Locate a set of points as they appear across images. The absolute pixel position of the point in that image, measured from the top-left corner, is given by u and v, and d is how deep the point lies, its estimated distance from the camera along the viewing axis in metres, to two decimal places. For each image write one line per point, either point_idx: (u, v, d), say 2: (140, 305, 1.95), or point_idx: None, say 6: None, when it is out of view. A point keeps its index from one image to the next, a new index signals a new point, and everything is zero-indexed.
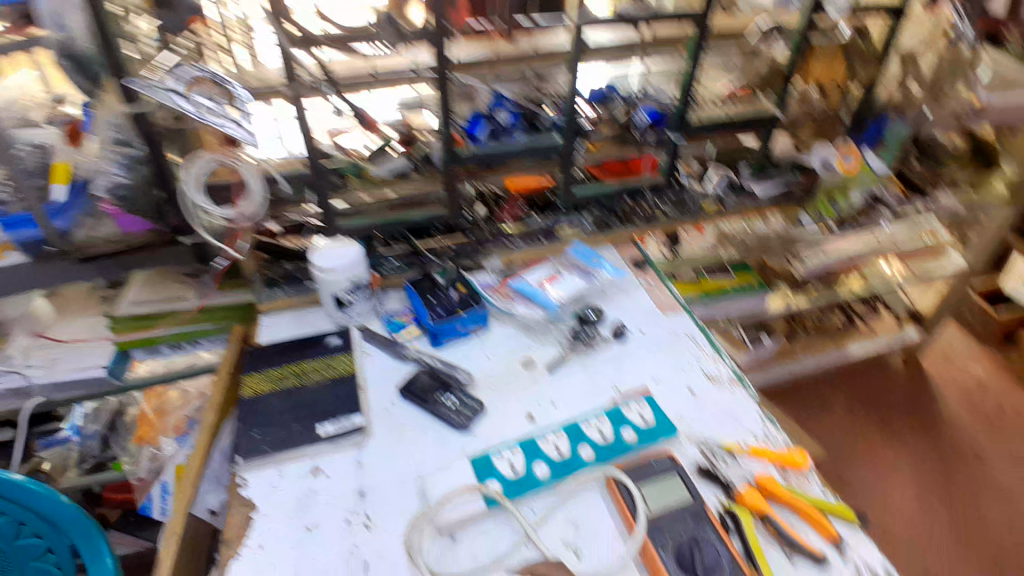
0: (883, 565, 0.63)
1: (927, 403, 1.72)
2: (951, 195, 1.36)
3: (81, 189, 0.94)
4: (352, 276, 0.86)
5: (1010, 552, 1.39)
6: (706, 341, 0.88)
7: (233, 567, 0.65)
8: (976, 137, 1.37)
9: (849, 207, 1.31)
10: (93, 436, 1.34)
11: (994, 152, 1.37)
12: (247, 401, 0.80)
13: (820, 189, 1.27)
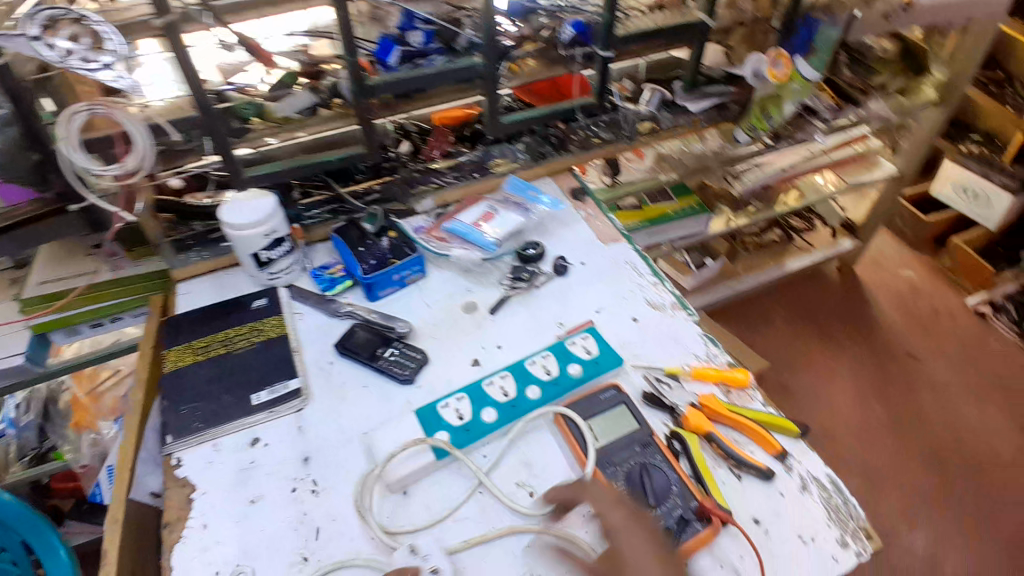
0: (823, 472, 0.67)
1: (863, 310, 1.81)
2: (882, 102, 1.36)
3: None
4: (267, 229, 0.80)
5: (942, 440, 1.50)
6: (647, 267, 0.88)
7: (175, 550, 0.62)
8: (905, 40, 1.37)
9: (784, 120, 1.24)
10: (30, 428, 1.23)
11: (923, 55, 1.39)
12: (172, 375, 0.75)
13: (755, 102, 1.22)
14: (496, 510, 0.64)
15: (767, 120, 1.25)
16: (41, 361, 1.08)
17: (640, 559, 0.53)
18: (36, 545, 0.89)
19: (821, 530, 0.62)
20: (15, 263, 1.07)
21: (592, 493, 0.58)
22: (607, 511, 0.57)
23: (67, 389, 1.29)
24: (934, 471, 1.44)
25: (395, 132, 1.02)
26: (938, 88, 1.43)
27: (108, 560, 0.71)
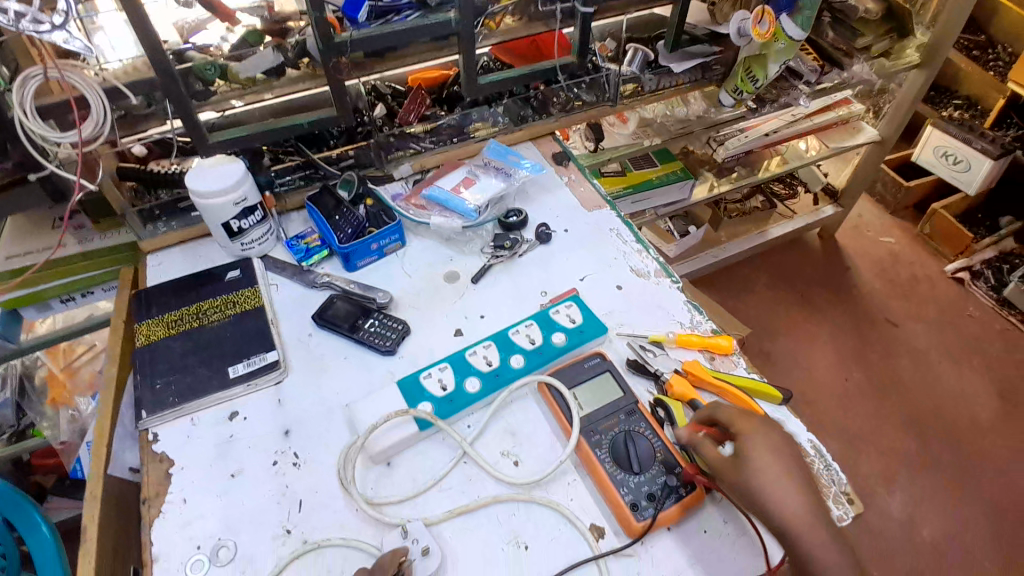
0: (806, 438, 0.68)
1: (842, 276, 1.84)
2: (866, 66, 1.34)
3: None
4: (235, 198, 0.76)
5: (917, 401, 1.54)
6: (631, 234, 0.86)
7: (155, 524, 0.61)
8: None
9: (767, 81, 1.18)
10: (6, 405, 1.22)
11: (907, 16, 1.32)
12: (144, 349, 0.73)
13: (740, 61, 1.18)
14: (481, 479, 0.64)
15: (751, 83, 1.19)
16: (14, 335, 1.09)
17: (768, 464, 0.57)
18: (19, 522, 0.90)
19: None
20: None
21: (721, 410, 0.62)
22: (739, 420, 0.60)
23: (42, 365, 1.26)
24: (913, 434, 1.48)
25: (369, 95, 0.96)
26: (921, 51, 1.41)
27: (88, 536, 0.69)
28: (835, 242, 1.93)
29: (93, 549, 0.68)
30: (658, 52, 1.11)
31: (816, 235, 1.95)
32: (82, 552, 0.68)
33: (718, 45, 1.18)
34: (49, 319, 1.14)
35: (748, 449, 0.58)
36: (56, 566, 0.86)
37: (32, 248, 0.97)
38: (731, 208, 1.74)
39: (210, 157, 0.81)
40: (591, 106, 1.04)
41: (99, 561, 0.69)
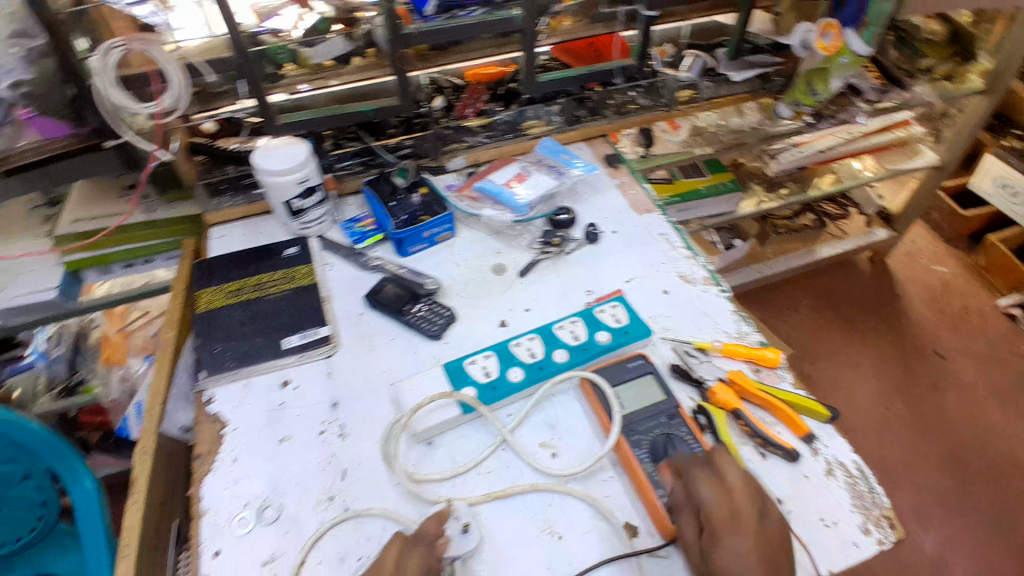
0: (850, 458, 0.66)
1: (888, 302, 1.78)
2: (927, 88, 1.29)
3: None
4: (300, 177, 0.79)
5: (956, 438, 1.48)
6: (680, 239, 0.86)
7: (207, 481, 0.64)
8: (954, 23, 1.33)
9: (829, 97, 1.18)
10: (60, 361, 1.28)
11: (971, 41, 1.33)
12: (204, 314, 0.77)
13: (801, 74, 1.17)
14: (519, 467, 0.65)
15: (812, 94, 1.16)
16: (72, 297, 1.07)
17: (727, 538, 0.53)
18: (64, 472, 0.84)
19: (844, 516, 0.62)
20: (49, 201, 1.10)
21: (698, 482, 0.56)
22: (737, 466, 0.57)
23: (99, 326, 1.33)
24: (951, 473, 1.42)
25: (429, 88, 1.00)
26: (985, 76, 1.34)
27: (137, 486, 0.73)
28: (885, 266, 1.88)
29: (142, 499, 0.72)
30: (718, 59, 1.14)
31: (866, 257, 1.89)
32: (132, 501, 0.72)
33: (781, 56, 1.19)
34: (108, 282, 1.15)
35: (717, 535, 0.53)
36: (99, 524, 0.86)
37: (100, 213, 1.03)
38: (778, 223, 1.72)
39: (276, 136, 0.84)
40: (649, 109, 1.06)
41: (146, 510, 0.72)
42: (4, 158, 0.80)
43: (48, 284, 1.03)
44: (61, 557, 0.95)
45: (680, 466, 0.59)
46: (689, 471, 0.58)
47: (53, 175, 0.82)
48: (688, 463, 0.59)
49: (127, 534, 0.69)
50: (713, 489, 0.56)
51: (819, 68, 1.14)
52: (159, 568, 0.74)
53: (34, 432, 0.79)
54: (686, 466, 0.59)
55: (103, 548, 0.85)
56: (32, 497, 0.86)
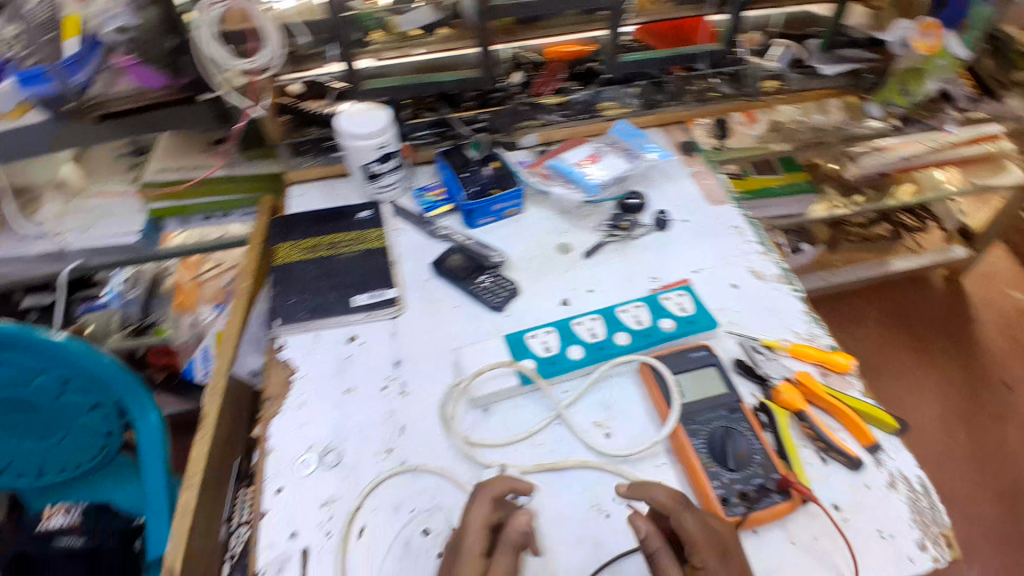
0: (915, 473, 0.63)
1: (960, 324, 1.68)
2: None
3: (93, 43, 0.83)
4: (379, 142, 0.81)
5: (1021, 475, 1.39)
6: (754, 234, 0.84)
7: (275, 421, 0.68)
8: None
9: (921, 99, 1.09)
10: (134, 303, 1.38)
11: None
12: (281, 268, 0.81)
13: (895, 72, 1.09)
14: (572, 443, 0.65)
15: (904, 94, 1.09)
16: (155, 242, 1.13)
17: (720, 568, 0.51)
18: (133, 407, 0.84)
19: (902, 529, 0.60)
20: (135, 149, 1.19)
21: (683, 519, 0.53)
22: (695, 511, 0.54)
23: (173, 274, 1.41)
24: (1007, 508, 1.34)
25: (509, 63, 1.01)
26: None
27: (206, 422, 0.78)
28: (960, 286, 1.77)
29: (209, 434, 0.76)
30: (809, 50, 1.10)
31: (940, 275, 1.79)
32: (199, 436, 0.76)
33: (876, 52, 1.11)
34: (184, 232, 1.15)
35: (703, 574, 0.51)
36: (161, 459, 0.86)
37: (185, 165, 1.09)
38: (852, 231, 1.63)
39: (361, 101, 0.87)
40: (730, 98, 1.02)
41: (211, 446, 0.76)
42: (101, 102, 0.85)
43: (133, 228, 1.09)
44: (118, 486, 0.97)
45: (659, 499, 0.53)
46: (670, 505, 0.53)
47: (150, 122, 0.88)
48: (667, 497, 0.53)
49: (194, 466, 0.74)
50: (697, 524, 0.52)
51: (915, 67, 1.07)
52: (220, 501, 0.79)
53: (108, 365, 0.78)
54: (667, 499, 0.53)
55: (163, 484, 0.87)
56: (96, 429, 0.85)
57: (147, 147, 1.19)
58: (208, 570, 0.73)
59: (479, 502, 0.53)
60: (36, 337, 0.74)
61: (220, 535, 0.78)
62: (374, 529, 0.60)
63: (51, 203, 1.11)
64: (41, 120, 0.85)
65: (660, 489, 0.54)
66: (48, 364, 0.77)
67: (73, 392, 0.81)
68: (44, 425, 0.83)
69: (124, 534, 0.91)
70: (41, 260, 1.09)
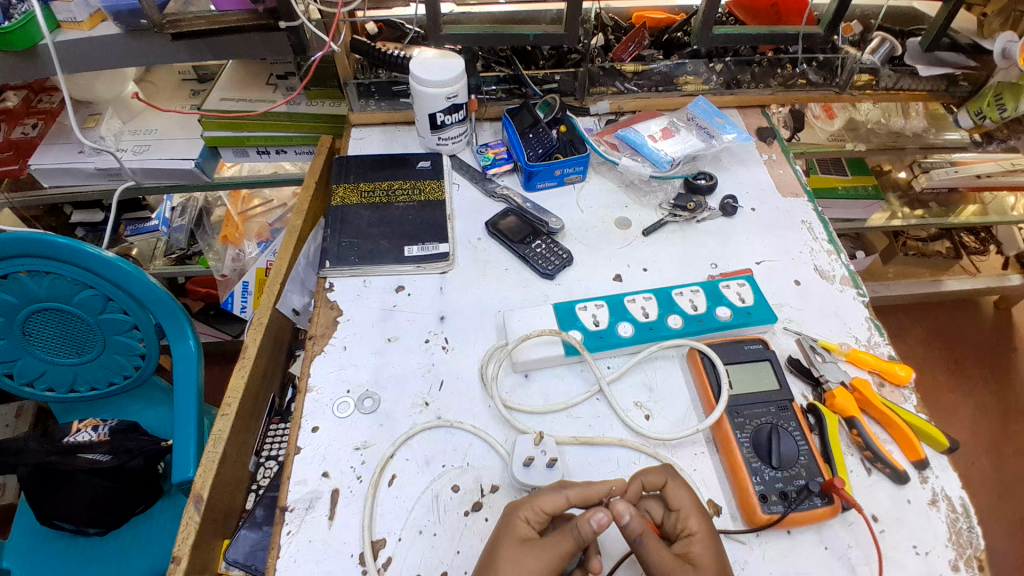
0: (959, 494, 0.60)
1: (1008, 353, 1.61)
2: None
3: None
4: (449, 93, 0.79)
5: None
6: (824, 232, 0.80)
7: (318, 360, 0.69)
8: None
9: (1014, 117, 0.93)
10: (181, 230, 1.40)
11: None
12: (337, 209, 0.80)
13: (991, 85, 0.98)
14: (610, 420, 0.64)
15: (997, 110, 0.96)
16: (208, 170, 1.14)
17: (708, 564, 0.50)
18: (170, 331, 0.88)
19: (937, 548, 0.57)
20: (199, 76, 1.21)
21: (674, 493, 0.54)
22: (685, 515, 0.53)
23: (222, 206, 1.44)
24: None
25: (594, 23, 0.96)
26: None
27: (247, 353, 0.78)
28: (1012, 315, 1.68)
29: (248, 365, 0.78)
30: (907, 48, 0.99)
31: (993, 301, 1.70)
32: (239, 366, 0.77)
33: (976, 59, 0.98)
34: (238, 165, 1.22)
35: (691, 552, 0.51)
36: (194, 386, 0.90)
37: (245, 97, 1.09)
38: (910, 244, 1.58)
39: (436, 47, 0.83)
40: (818, 87, 0.97)
41: (249, 378, 0.78)
42: (177, 20, 0.84)
43: (189, 155, 1.10)
44: (149, 407, 1.01)
45: (651, 482, 0.55)
46: (663, 485, 0.55)
47: (225, 46, 0.89)
48: (658, 477, 0.55)
49: (231, 394, 0.75)
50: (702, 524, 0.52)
51: (1013, 81, 0.93)
52: (252, 432, 0.80)
53: (151, 288, 0.82)
54: (658, 480, 0.55)
55: (193, 410, 0.89)
56: (133, 350, 0.88)
57: (209, 76, 1.21)
58: (235, 496, 0.75)
59: (554, 493, 0.53)
60: (85, 253, 0.77)
61: (248, 464, 0.80)
62: (404, 478, 0.60)
63: (111, 121, 1.11)
64: (116, 33, 0.87)
65: (652, 471, 0.56)
66: (94, 281, 0.80)
67: (115, 311, 0.84)
68: (84, 340, 0.86)
69: (149, 455, 0.90)
70: (98, 176, 1.11)
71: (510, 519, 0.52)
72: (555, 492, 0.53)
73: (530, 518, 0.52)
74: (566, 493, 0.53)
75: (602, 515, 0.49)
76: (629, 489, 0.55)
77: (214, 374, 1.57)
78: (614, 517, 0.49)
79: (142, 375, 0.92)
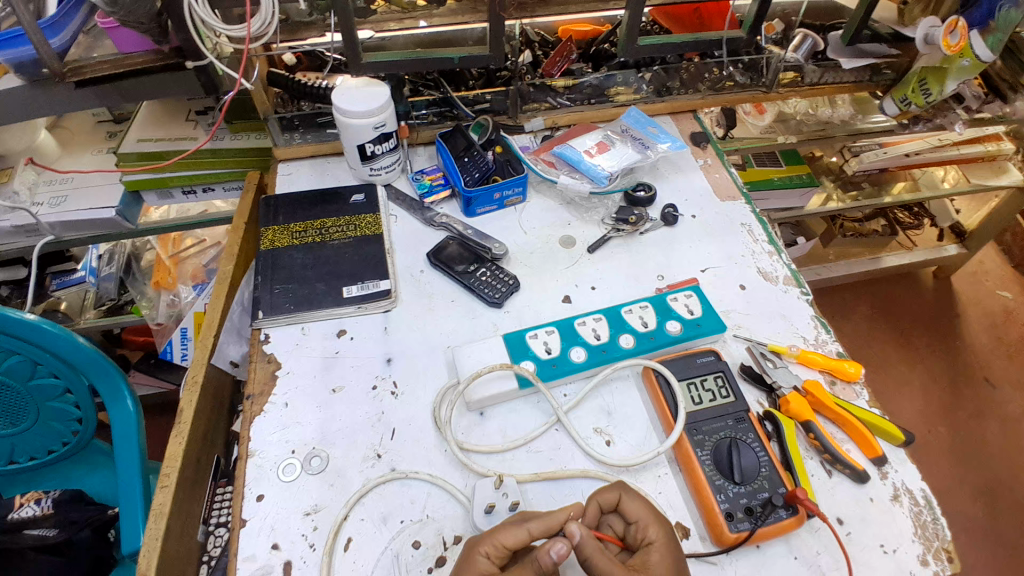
0: (919, 486, 0.62)
1: (948, 320, 1.69)
2: None
3: (77, 2, 0.79)
4: (377, 122, 0.76)
5: (1005, 480, 1.38)
6: (764, 232, 0.81)
7: (259, 421, 0.64)
8: None
9: (939, 99, 0.98)
10: (111, 279, 1.31)
11: None
12: (268, 253, 0.76)
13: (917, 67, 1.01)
14: (571, 450, 0.62)
15: (922, 95, 1.00)
16: (132, 217, 1.07)
17: None
18: (106, 392, 0.80)
19: (904, 544, 0.58)
20: (115, 117, 1.13)
21: (630, 506, 0.52)
22: (645, 526, 0.51)
23: (151, 250, 1.36)
24: (985, 505, 1.35)
25: (520, 39, 0.94)
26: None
27: (183, 418, 0.73)
28: (949, 283, 1.77)
29: (185, 430, 0.72)
30: (829, 41, 1.01)
31: (930, 273, 1.79)
32: (175, 432, 0.72)
33: (899, 48, 1.01)
34: (165, 207, 1.15)
35: (647, 561, 0.49)
36: (136, 446, 0.83)
37: (164, 136, 1.02)
38: (848, 225, 1.63)
39: (358, 76, 0.79)
40: (745, 88, 0.98)
41: (188, 443, 0.72)
42: (79, 67, 0.79)
43: (109, 202, 1.02)
44: (93, 472, 0.93)
45: (606, 501, 0.53)
46: (617, 502, 0.53)
47: (131, 90, 0.82)
48: (611, 494, 0.53)
49: (169, 464, 0.69)
50: (661, 533, 0.51)
51: (936, 66, 0.97)
52: (196, 500, 0.75)
53: (82, 349, 0.75)
54: (612, 497, 0.53)
55: (137, 470, 0.83)
56: (68, 415, 0.81)
57: (128, 116, 1.13)
58: (185, 572, 0.70)
59: (514, 527, 0.50)
60: (6, 318, 0.69)
61: (196, 534, 0.74)
62: (361, 541, 0.57)
63: (24, 172, 1.03)
64: (18, 84, 0.80)
65: (604, 488, 0.54)
66: (19, 347, 0.73)
67: (45, 376, 0.77)
68: (12, 409, 0.78)
69: (97, 524, 0.83)
70: (15, 234, 1.03)
71: (471, 557, 0.49)
72: (517, 526, 0.50)
73: (491, 553, 0.49)
74: (528, 527, 0.50)
75: (562, 546, 0.47)
76: (587, 511, 0.53)
77: (158, 426, 1.48)
78: (568, 537, 0.48)
79: (83, 439, 0.85)
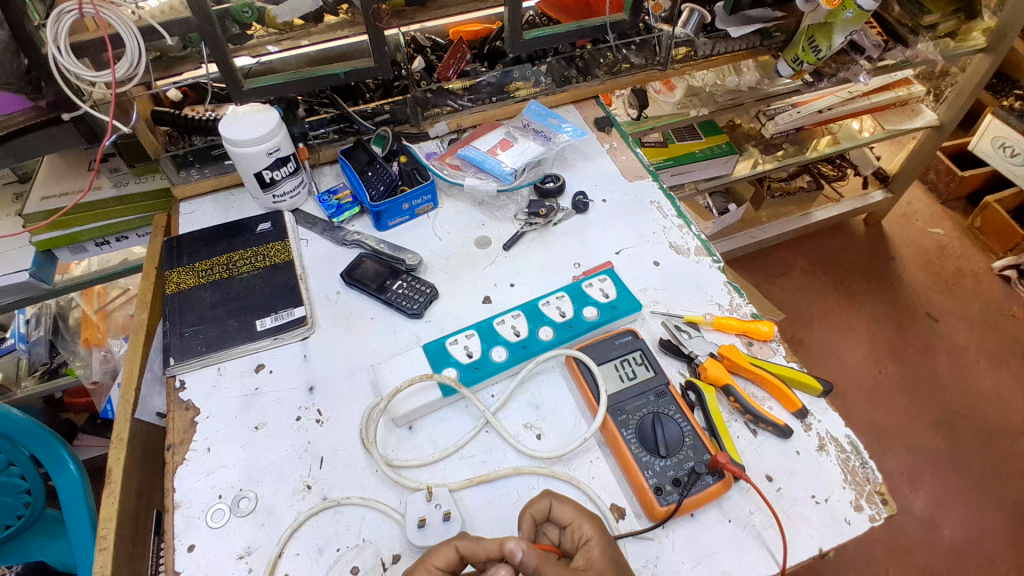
0: (843, 433, 0.64)
1: (883, 263, 1.76)
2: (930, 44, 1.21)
3: None
4: (269, 147, 0.74)
5: (960, 412, 1.45)
6: (672, 207, 0.83)
7: (182, 470, 0.62)
8: None
9: (830, 54, 1.00)
10: (40, 343, 1.24)
11: None
12: (175, 297, 0.73)
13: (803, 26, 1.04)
14: (503, 450, 0.63)
15: (813, 53, 1.02)
16: (48, 277, 1.02)
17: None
18: (47, 458, 0.78)
19: (835, 492, 0.60)
20: (20, 176, 1.05)
21: (561, 511, 0.52)
22: (578, 525, 0.51)
23: (77, 306, 1.30)
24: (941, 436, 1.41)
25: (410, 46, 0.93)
26: (987, 34, 1.31)
27: (112, 477, 0.70)
28: (880, 228, 1.85)
29: (117, 489, 0.69)
30: (716, 14, 1.03)
31: (862, 221, 1.86)
32: (107, 493, 0.69)
33: (782, 10, 1.04)
34: (85, 261, 1.12)
35: (588, 559, 0.49)
36: (86, 509, 0.80)
37: (68, 189, 0.97)
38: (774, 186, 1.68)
39: (243, 104, 0.77)
40: (642, 68, 0.99)
41: (121, 502, 0.69)
42: None
43: (20, 265, 0.97)
44: (55, 542, 0.87)
45: (538, 511, 0.53)
46: (549, 510, 0.53)
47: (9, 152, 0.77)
48: (542, 503, 0.53)
49: (104, 526, 0.66)
50: (595, 528, 0.51)
51: (821, 22, 0.99)
52: (142, 558, 0.72)
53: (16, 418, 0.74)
54: (543, 505, 0.53)
55: (90, 533, 0.80)
56: (15, 487, 0.78)
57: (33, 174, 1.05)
58: None
59: (440, 548, 0.49)
60: None
61: None
62: None
63: None
64: None
65: (535, 499, 0.54)
66: None
67: None
68: None
69: None
70: None
71: None
72: (445, 544, 0.50)
73: None
74: (454, 544, 0.49)
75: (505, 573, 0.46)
76: (521, 526, 0.53)
77: None
78: (509, 558, 0.48)
79: (37, 510, 0.81)
